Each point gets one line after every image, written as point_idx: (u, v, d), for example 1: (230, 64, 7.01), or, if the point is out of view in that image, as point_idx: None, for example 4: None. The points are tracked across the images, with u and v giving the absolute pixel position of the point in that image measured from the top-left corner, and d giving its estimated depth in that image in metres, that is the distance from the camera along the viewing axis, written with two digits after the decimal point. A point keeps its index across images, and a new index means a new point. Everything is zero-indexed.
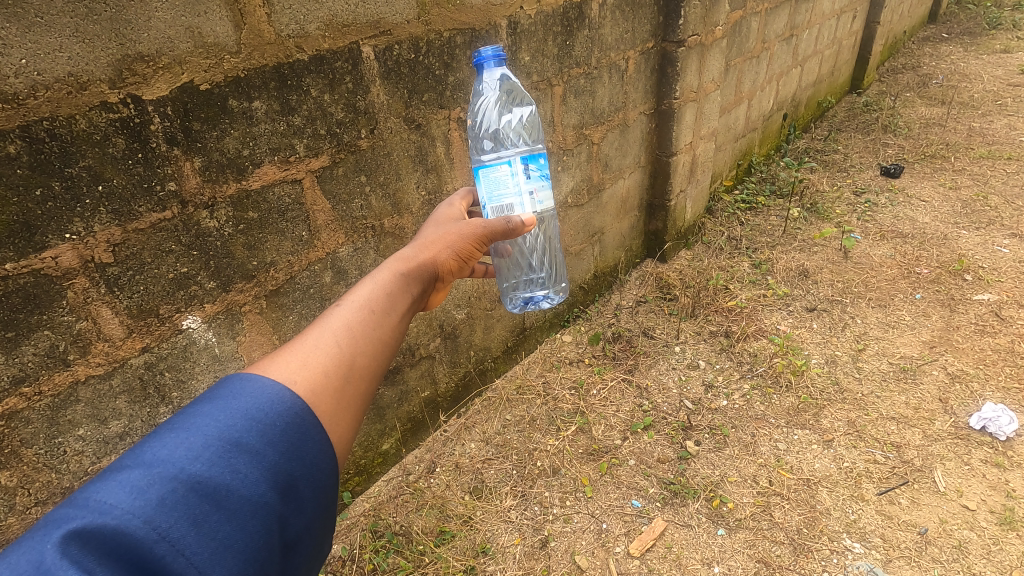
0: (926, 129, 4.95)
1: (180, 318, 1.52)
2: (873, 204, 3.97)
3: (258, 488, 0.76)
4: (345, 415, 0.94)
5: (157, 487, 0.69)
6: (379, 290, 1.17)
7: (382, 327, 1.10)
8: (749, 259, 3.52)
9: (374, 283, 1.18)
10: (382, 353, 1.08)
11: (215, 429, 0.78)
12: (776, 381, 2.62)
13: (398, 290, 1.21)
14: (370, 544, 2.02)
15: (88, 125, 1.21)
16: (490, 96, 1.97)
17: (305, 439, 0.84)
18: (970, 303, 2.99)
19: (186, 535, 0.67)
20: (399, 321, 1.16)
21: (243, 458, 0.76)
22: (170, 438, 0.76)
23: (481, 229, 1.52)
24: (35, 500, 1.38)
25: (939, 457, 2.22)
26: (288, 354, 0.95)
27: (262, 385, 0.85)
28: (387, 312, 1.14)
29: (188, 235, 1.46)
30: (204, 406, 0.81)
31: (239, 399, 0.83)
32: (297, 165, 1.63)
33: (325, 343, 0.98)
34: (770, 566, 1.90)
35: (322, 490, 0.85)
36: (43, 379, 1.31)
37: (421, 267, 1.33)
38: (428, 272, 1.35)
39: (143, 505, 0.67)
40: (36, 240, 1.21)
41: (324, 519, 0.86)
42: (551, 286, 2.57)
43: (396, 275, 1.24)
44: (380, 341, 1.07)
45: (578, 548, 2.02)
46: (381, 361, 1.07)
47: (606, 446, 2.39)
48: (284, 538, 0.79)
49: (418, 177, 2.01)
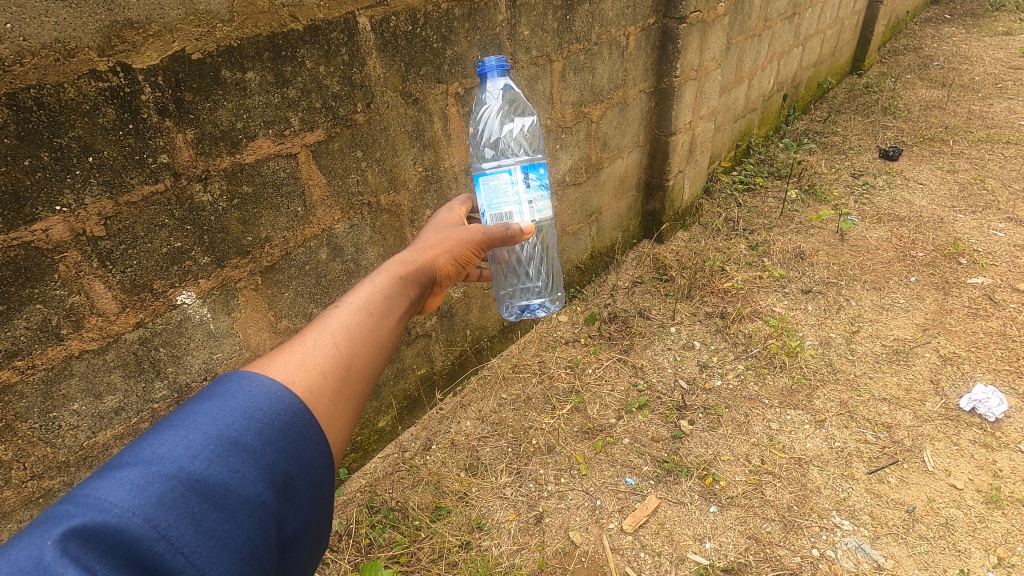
0: (926, 111, 4.93)
1: (175, 293, 1.50)
2: (871, 186, 3.97)
3: (256, 486, 0.75)
4: (341, 416, 0.94)
5: (156, 484, 0.69)
6: (377, 292, 1.17)
7: (379, 330, 1.10)
8: (746, 241, 3.52)
9: (373, 285, 1.18)
10: (377, 355, 1.08)
11: (214, 427, 0.77)
12: (770, 361, 2.64)
13: (394, 292, 1.22)
14: (366, 520, 2.04)
15: (76, 94, 1.18)
16: (493, 105, 2.05)
17: (303, 438, 0.84)
18: (965, 287, 3.00)
19: (185, 533, 0.67)
20: (395, 324, 1.16)
21: (241, 458, 0.76)
22: (168, 436, 0.76)
23: (481, 234, 1.50)
24: (30, 474, 1.38)
25: (930, 437, 2.25)
26: (286, 353, 0.95)
27: (260, 385, 0.85)
28: (384, 314, 1.14)
29: (182, 209, 1.44)
30: (201, 404, 0.81)
31: (237, 397, 0.82)
32: (292, 139, 1.60)
33: (322, 344, 0.99)
34: (761, 542, 1.93)
35: (319, 489, 0.85)
36: (36, 353, 1.30)
37: (418, 270, 1.33)
38: (426, 275, 1.35)
39: (143, 503, 0.66)
40: (26, 212, 1.19)
41: (320, 518, 0.86)
42: (547, 295, 2.53)
43: (395, 278, 1.24)
44: (376, 344, 1.08)
45: (572, 523, 2.04)
46: (376, 363, 1.07)
47: (600, 425, 2.41)
48: (281, 536, 0.78)
49: (415, 154, 1.99)
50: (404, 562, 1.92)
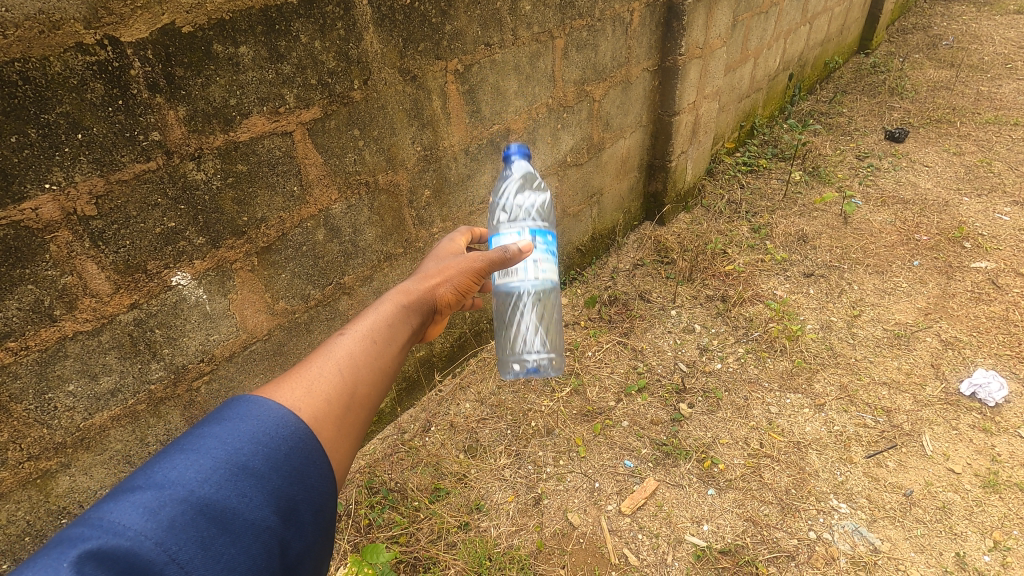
0: (933, 92, 4.85)
1: (169, 274, 1.48)
2: (876, 169, 3.92)
3: (262, 510, 0.75)
4: (344, 443, 0.94)
5: (168, 508, 0.69)
6: (379, 321, 1.20)
7: (381, 357, 1.13)
8: (748, 223, 3.49)
9: (376, 315, 1.21)
10: (379, 383, 1.10)
11: (224, 452, 0.78)
12: (771, 345, 2.63)
13: (395, 319, 1.24)
14: (365, 500, 2.05)
15: (63, 68, 1.15)
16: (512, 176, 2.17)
17: (308, 464, 0.84)
18: (968, 271, 2.97)
19: (194, 557, 0.67)
20: (396, 354, 1.18)
21: (249, 482, 0.76)
22: (180, 459, 0.76)
23: (481, 262, 1.48)
24: (28, 455, 1.37)
25: (929, 422, 2.25)
26: (293, 380, 0.96)
27: (269, 409, 0.85)
28: (386, 342, 1.16)
29: (175, 188, 1.41)
30: (212, 428, 0.82)
31: (246, 422, 0.83)
32: (287, 117, 1.56)
33: (327, 371, 1.00)
34: (758, 525, 1.94)
35: (321, 514, 0.84)
36: (29, 335, 1.28)
37: (419, 300, 1.35)
38: (426, 304, 1.36)
39: (156, 526, 0.67)
40: (14, 190, 1.16)
41: (322, 543, 0.86)
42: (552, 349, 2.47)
43: (398, 307, 1.27)
44: (379, 372, 1.10)
45: (571, 505, 2.05)
46: (378, 391, 1.08)
47: (600, 408, 2.40)
48: (284, 560, 0.78)
49: (414, 132, 1.95)
50: (403, 543, 1.92)
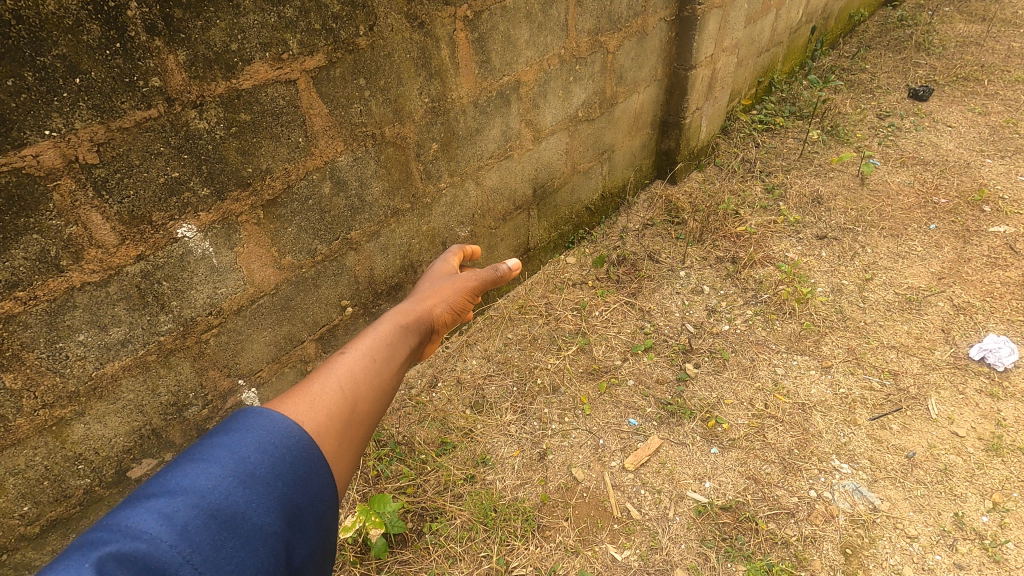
0: (962, 48, 4.64)
1: (175, 226, 1.46)
2: (896, 128, 3.80)
3: (270, 514, 0.76)
4: (349, 452, 0.93)
5: (181, 512, 0.71)
6: (377, 343, 1.19)
7: (381, 375, 1.12)
8: (761, 183, 3.42)
9: (374, 336, 1.21)
10: (380, 400, 1.08)
11: (233, 459, 0.79)
12: (780, 307, 2.61)
13: (393, 340, 1.25)
14: (373, 452, 2.09)
15: (57, 7, 1.10)
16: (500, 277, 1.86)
17: (313, 471, 0.83)
18: (985, 236, 2.91)
19: (207, 560, 0.68)
20: (395, 371, 1.17)
21: (256, 488, 0.77)
22: (190, 468, 0.77)
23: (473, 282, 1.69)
24: (42, 403, 1.39)
25: (935, 385, 2.24)
26: (297, 394, 0.95)
27: (275, 419, 0.85)
28: (386, 360, 1.16)
29: (178, 137, 1.37)
30: (220, 437, 0.82)
31: (253, 430, 0.83)
32: (290, 64, 1.51)
33: (329, 387, 0.99)
34: (760, 482, 1.97)
35: (326, 521, 0.83)
36: (37, 285, 1.28)
37: (415, 322, 1.38)
38: (421, 325, 1.40)
39: (170, 531, 0.69)
40: (13, 136, 1.14)
41: (328, 551, 0.85)
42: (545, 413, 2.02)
43: (393, 331, 1.28)
44: (378, 389, 1.08)
45: (575, 461, 2.08)
46: (378, 409, 1.06)
47: (606, 367, 2.41)
48: (291, 566, 0.77)
49: (421, 83, 1.88)
50: (410, 493, 1.97)
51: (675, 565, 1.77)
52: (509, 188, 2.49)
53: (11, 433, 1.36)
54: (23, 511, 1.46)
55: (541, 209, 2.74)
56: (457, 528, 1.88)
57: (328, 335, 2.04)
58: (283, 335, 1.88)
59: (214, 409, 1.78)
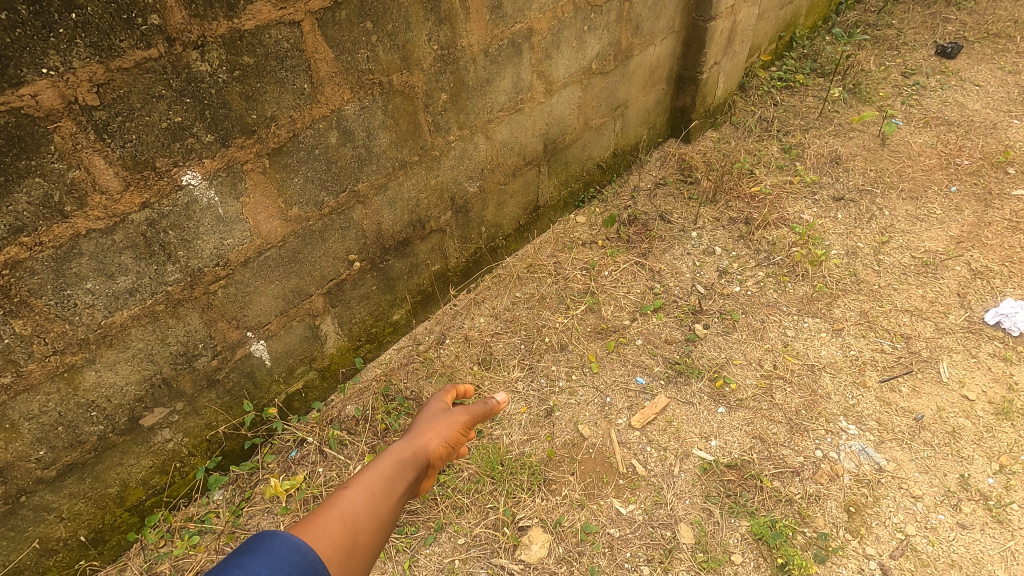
0: (995, 2, 4.42)
1: (179, 173, 1.44)
2: (921, 87, 3.65)
3: None
4: None
5: None
6: (380, 476, 1.18)
7: (382, 511, 1.10)
8: (778, 143, 3.32)
9: (378, 468, 1.20)
10: (378, 536, 1.05)
11: None
12: (793, 269, 2.57)
13: (393, 476, 1.22)
14: (382, 406, 2.10)
15: None
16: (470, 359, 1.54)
17: None
18: (1008, 199, 2.82)
19: None
20: (395, 507, 1.16)
21: None
22: None
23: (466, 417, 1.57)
24: (52, 349, 1.40)
25: (948, 349, 2.22)
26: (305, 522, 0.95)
27: (289, 544, 0.86)
28: (386, 496, 1.14)
29: (179, 80, 1.33)
30: (233, 560, 0.81)
31: (270, 553, 0.83)
32: (295, 4, 1.45)
33: (334, 520, 0.98)
34: (766, 442, 1.97)
35: None
36: (42, 230, 1.27)
37: (415, 456, 1.35)
38: (420, 460, 1.36)
39: None
40: (10, 74, 1.11)
41: None
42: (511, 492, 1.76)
43: (395, 465, 1.26)
44: (378, 526, 1.06)
45: (582, 418, 2.09)
46: (375, 546, 1.03)
47: (614, 326, 2.40)
48: None
49: (430, 28, 1.81)
50: None
51: (679, 519, 1.79)
52: (519, 143, 2.43)
53: (23, 377, 1.38)
54: (39, 455, 1.49)
55: (551, 166, 2.68)
56: (464, 480, 1.90)
57: (336, 289, 2.02)
58: (290, 289, 1.87)
59: (224, 360, 1.79)
